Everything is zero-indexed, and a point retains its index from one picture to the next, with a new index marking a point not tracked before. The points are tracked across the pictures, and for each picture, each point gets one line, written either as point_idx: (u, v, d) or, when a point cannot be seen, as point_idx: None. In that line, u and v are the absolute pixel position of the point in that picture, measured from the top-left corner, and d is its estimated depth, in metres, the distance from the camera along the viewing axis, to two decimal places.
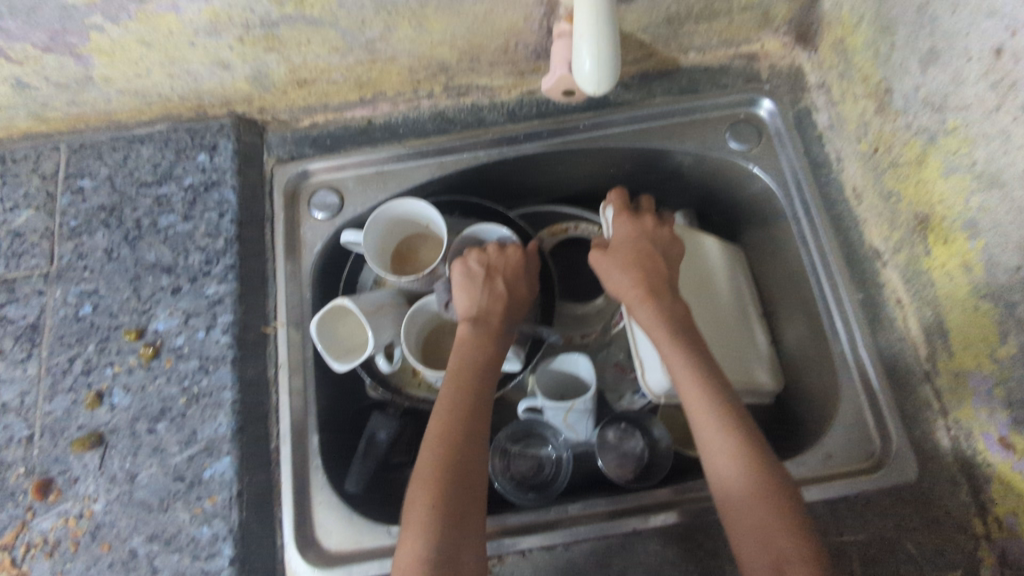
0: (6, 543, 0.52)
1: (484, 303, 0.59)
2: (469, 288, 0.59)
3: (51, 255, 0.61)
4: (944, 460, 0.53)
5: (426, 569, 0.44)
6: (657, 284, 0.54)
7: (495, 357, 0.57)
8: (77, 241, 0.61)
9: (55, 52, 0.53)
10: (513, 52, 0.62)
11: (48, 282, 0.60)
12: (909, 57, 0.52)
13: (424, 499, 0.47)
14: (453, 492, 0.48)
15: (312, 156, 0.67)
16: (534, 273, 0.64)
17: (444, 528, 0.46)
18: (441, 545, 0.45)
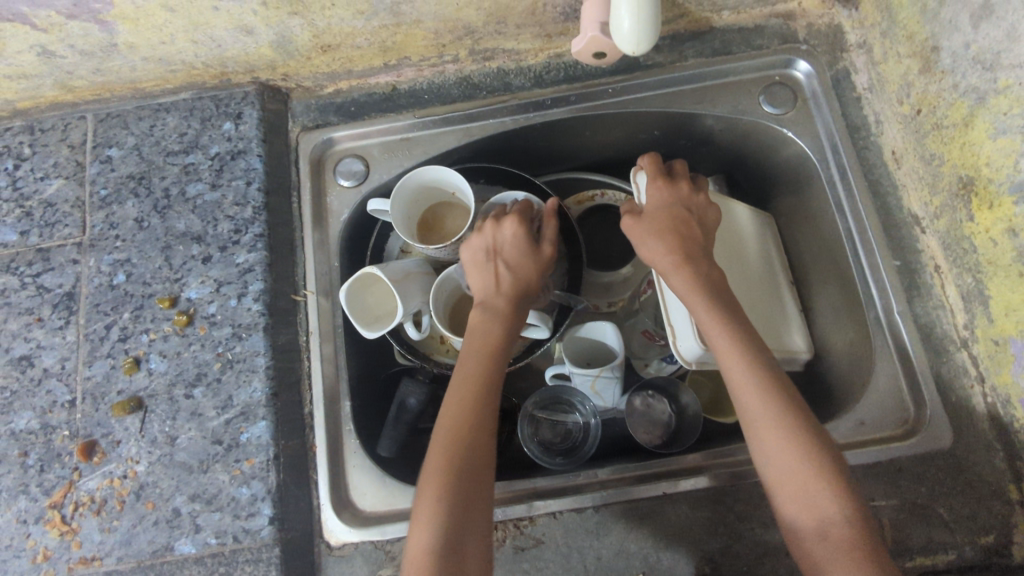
0: (55, 502, 0.54)
1: (489, 287, 0.57)
2: (476, 271, 0.58)
3: (84, 224, 0.62)
4: (979, 427, 0.52)
5: (432, 556, 0.45)
6: (692, 251, 0.53)
7: (502, 338, 0.55)
8: (108, 211, 0.62)
9: (80, 18, 0.53)
10: (541, 12, 0.60)
11: (81, 251, 0.61)
12: (959, 12, 0.49)
13: (434, 485, 0.48)
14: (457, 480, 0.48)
15: (337, 123, 0.67)
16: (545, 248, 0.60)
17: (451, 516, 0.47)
18: (444, 533, 0.46)
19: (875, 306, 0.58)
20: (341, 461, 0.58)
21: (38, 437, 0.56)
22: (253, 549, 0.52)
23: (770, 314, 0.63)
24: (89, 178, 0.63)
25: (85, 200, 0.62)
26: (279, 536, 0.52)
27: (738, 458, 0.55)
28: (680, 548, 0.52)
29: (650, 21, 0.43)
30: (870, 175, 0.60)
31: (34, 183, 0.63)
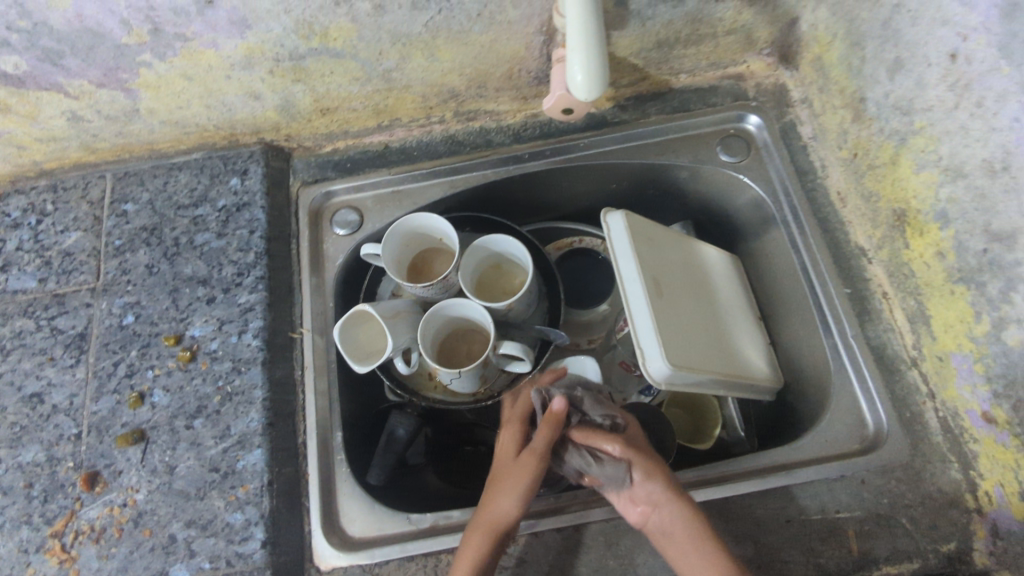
0: (56, 530, 0.56)
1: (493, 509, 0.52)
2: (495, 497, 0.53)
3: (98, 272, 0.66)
4: (934, 440, 0.56)
5: None
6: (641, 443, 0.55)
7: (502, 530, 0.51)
8: (121, 259, 0.67)
9: (109, 86, 0.60)
10: (516, 77, 0.68)
11: (94, 296, 0.65)
12: (877, 67, 0.57)
13: None
14: None
15: (334, 178, 0.73)
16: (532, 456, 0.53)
17: None
18: None
19: (831, 331, 0.62)
20: (332, 490, 0.61)
21: (43, 469, 0.58)
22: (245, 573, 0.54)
23: (737, 342, 0.67)
24: (104, 230, 0.68)
25: (100, 250, 0.67)
26: (271, 559, 0.54)
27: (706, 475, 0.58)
28: (656, 564, 0.53)
29: (598, 79, 0.50)
30: (819, 213, 0.66)
31: (54, 235, 0.68)
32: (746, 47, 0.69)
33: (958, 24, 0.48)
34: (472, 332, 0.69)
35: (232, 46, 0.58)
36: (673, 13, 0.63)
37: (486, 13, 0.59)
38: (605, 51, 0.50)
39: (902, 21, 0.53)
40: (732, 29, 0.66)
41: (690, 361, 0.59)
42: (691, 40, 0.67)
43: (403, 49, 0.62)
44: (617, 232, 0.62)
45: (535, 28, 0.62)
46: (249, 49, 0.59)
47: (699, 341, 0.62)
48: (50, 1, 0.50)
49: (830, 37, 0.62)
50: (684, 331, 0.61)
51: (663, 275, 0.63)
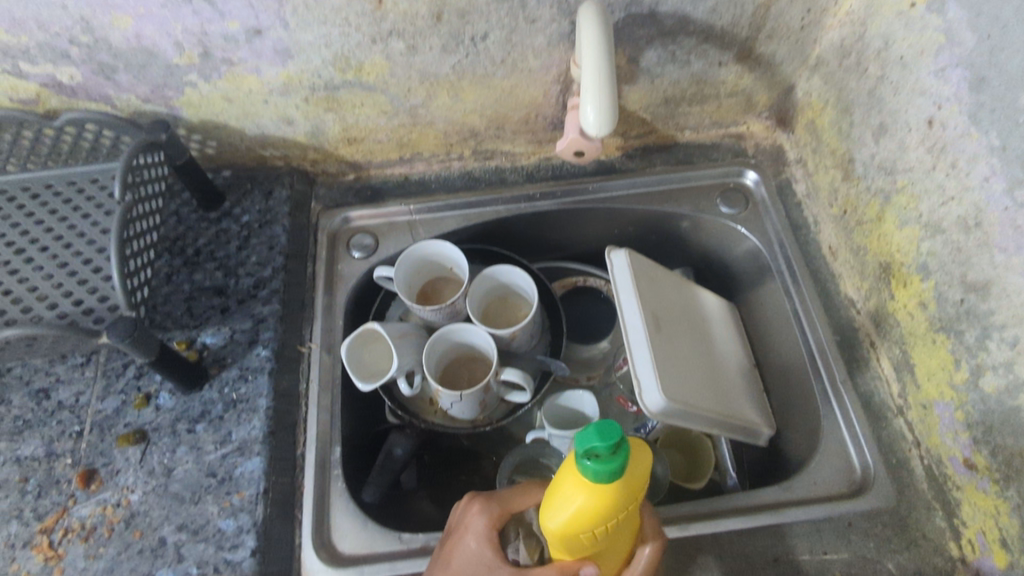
0: (45, 526, 0.56)
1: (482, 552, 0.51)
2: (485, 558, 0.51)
3: (49, 196, 0.62)
4: (919, 487, 0.58)
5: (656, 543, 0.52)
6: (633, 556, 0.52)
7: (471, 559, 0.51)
8: (89, 189, 0.62)
9: (154, 102, 0.64)
10: (533, 121, 0.73)
11: (40, 223, 0.60)
12: (864, 131, 0.62)
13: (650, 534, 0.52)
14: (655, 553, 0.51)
15: (354, 204, 0.77)
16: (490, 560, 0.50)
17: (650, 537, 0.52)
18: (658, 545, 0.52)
19: (821, 374, 0.65)
20: (326, 506, 0.62)
21: (41, 463, 0.59)
22: None
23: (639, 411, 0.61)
24: (65, 163, 0.64)
25: (55, 180, 0.63)
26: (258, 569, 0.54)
27: (694, 508, 0.59)
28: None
29: (610, 115, 0.54)
30: (811, 265, 0.70)
31: None
32: (747, 109, 0.76)
33: (935, 95, 0.53)
34: (475, 359, 0.72)
35: (273, 73, 0.62)
36: (680, 73, 0.69)
37: (509, 60, 0.64)
38: (614, 82, 0.54)
39: (886, 90, 0.59)
40: (734, 91, 0.72)
41: (685, 399, 0.61)
42: (696, 99, 0.73)
43: (431, 87, 0.66)
44: (620, 271, 0.66)
45: (552, 78, 0.67)
46: (289, 78, 0.63)
47: (695, 382, 0.64)
48: (113, 21, 0.55)
49: (822, 104, 0.68)
50: (683, 369, 0.63)
51: (661, 315, 0.65)
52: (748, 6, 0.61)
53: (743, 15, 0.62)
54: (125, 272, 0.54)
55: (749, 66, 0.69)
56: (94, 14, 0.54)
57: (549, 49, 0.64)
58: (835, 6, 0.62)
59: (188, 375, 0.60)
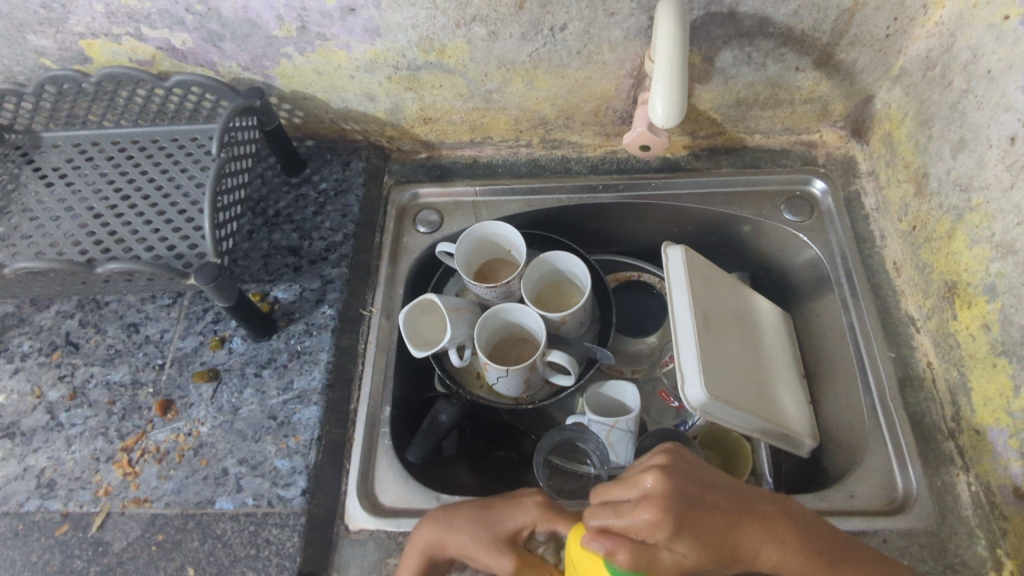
0: (126, 446, 0.62)
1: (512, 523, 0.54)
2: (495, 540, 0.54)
3: (155, 150, 0.69)
4: (965, 513, 0.56)
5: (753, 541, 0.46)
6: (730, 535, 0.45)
7: (508, 520, 0.54)
8: (189, 146, 0.69)
9: (252, 71, 0.69)
10: (603, 114, 0.75)
11: (145, 173, 0.67)
12: (942, 146, 0.61)
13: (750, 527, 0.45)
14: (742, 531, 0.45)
15: (423, 181, 0.81)
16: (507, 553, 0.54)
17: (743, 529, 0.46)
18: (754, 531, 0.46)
19: (871, 393, 0.64)
20: (372, 459, 0.66)
21: (127, 389, 0.65)
22: (282, 515, 0.58)
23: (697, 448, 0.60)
24: (170, 123, 0.70)
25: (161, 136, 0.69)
26: (307, 508, 0.59)
27: None
28: None
29: (677, 109, 0.55)
30: (872, 279, 0.68)
31: None
32: (821, 117, 0.75)
33: (1020, 111, 0.52)
34: (524, 340, 0.74)
35: (361, 50, 0.66)
36: (755, 75, 0.69)
37: (585, 52, 0.66)
38: (686, 77, 0.55)
39: (969, 105, 0.57)
40: (809, 97, 0.72)
41: (729, 396, 0.61)
42: (770, 103, 0.73)
43: (507, 73, 0.69)
44: (675, 266, 0.67)
45: (626, 71, 0.68)
46: (376, 55, 0.67)
47: (742, 381, 0.65)
48: None
49: (901, 116, 0.67)
50: (729, 368, 0.64)
51: (713, 311, 0.66)
52: (832, 11, 0.61)
53: (825, 20, 0.62)
54: (215, 221, 0.59)
55: (827, 73, 0.68)
56: None
57: (626, 43, 0.65)
58: (924, 16, 0.61)
59: (260, 324, 0.65)
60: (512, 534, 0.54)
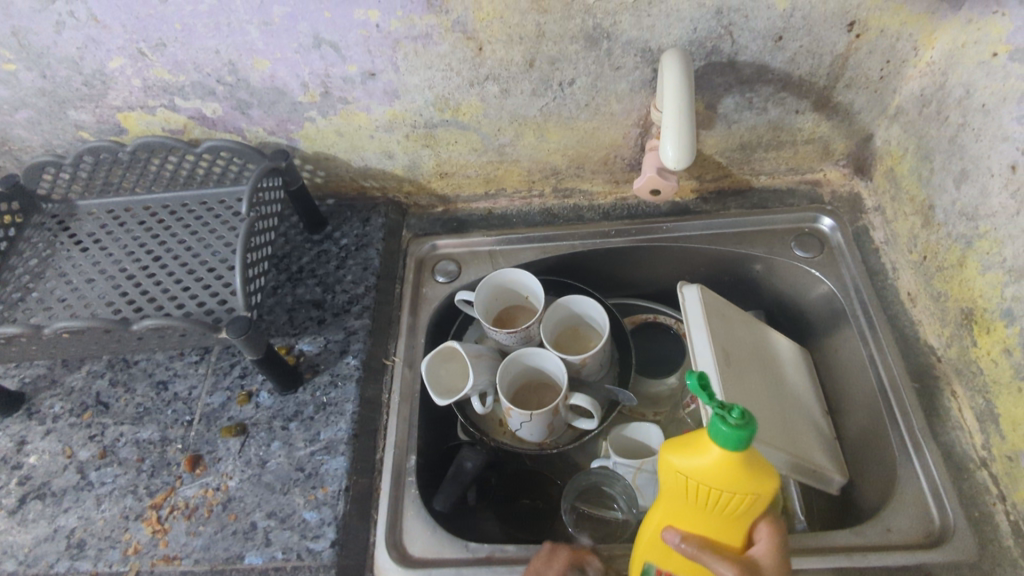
0: (156, 503, 0.62)
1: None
2: None
3: (185, 215, 0.72)
4: (1006, 543, 0.55)
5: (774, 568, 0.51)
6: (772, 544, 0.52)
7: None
8: (218, 209, 0.72)
9: (277, 135, 0.73)
10: (612, 162, 0.78)
11: (175, 235, 0.70)
12: (944, 177, 0.63)
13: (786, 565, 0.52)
14: None
15: (441, 233, 0.84)
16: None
17: None
18: None
19: (898, 422, 0.64)
20: (399, 509, 0.66)
21: (156, 446, 0.66)
22: (311, 568, 0.58)
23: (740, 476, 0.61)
24: (199, 187, 0.74)
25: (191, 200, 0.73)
26: (336, 560, 0.58)
27: None
28: None
29: (688, 152, 0.58)
30: (889, 311, 0.69)
31: None
32: (824, 156, 0.77)
33: (1018, 140, 0.54)
34: (545, 386, 0.75)
35: (381, 111, 0.70)
36: (757, 119, 0.72)
37: (593, 104, 0.69)
38: (694, 123, 0.58)
39: (967, 137, 0.60)
40: (810, 138, 0.74)
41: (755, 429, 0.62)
42: (773, 145, 0.75)
43: (519, 127, 0.72)
44: (692, 304, 0.69)
45: (633, 121, 0.72)
46: (394, 116, 0.71)
47: (767, 415, 0.65)
48: (255, 63, 0.64)
49: (902, 151, 0.69)
50: (753, 402, 0.64)
51: (732, 347, 0.67)
52: (827, 57, 0.64)
53: (821, 65, 0.65)
54: (245, 277, 0.62)
55: (826, 114, 0.71)
56: (240, 58, 0.63)
57: (632, 94, 0.68)
58: (915, 57, 0.64)
59: (288, 377, 0.66)
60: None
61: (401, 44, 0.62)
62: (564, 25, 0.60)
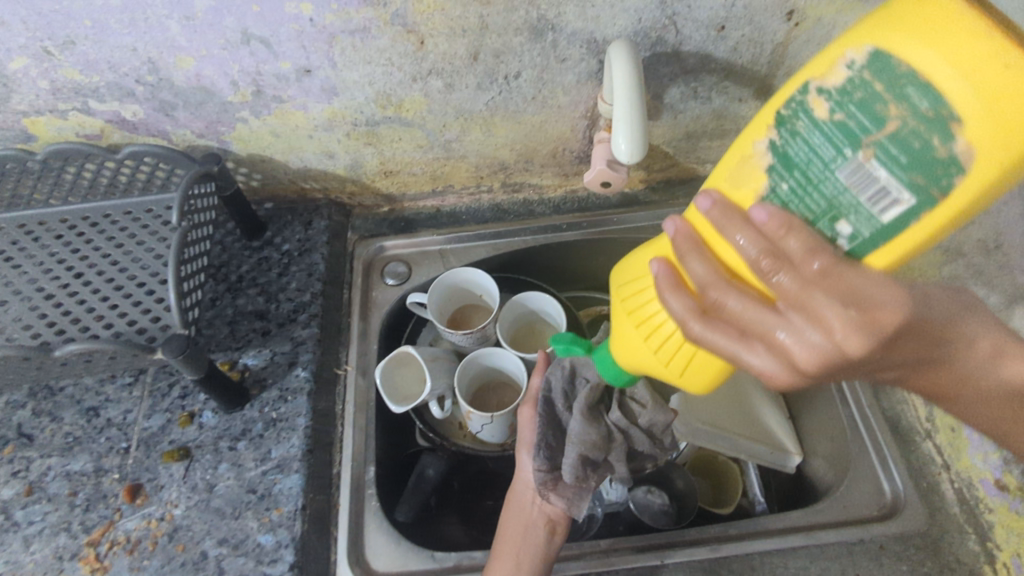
0: (93, 539, 0.58)
1: (519, 491, 0.62)
2: (519, 511, 0.61)
3: (107, 226, 0.66)
4: (950, 510, 0.59)
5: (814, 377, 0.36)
6: (799, 298, 0.34)
7: (518, 490, 0.62)
8: (145, 218, 0.67)
9: (207, 137, 0.69)
10: (561, 155, 0.77)
11: (99, 249, 0.64)
12: None
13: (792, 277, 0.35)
14: (823, 283, 0.33)
15: (388, 234, 0.82)
16: (513, 522, 0.60)
17: (820, 286, 0.33)
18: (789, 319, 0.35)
19: (847, 401, 0.67)
20: (361, 524, 0.63)
21: (89, 478, 0.61)
22: None
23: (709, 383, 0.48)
24: (123, 197, 0.68)
25: (115, 209, 0.67)
26: None
27: (718, 528, 0.60)
28: None
29: (641, 144, 0.58)
30: None
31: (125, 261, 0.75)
32: None
33: None
34: (504, 385, 0.74)
35: (319, 109, 0.67)
36: (702, 108, 0.72)
37: (539, 97, 0.68)
38: (644, 115, 0.58)
39: None
40: None
41: (705, 419, 0.68)
42: (717, 134, 0.76)
43: (465, 123, 0.70)
44: None
45: (581, 114, 0.71)
46: (333, 114, 0.67)
47: (717, 406, 0.70)
48: (178, 61, 0.59)
49: None
50: (701, 394, 0.70)
51: None
52: (767, 45, 0.65)
53: (762, 53, 0.66)
54: (180, 292, 0.58)
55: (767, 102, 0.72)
56: (161, 56, 0.59)
57: (578, 86, 0.67)
58: None
59: (232, 394, 0.63)
60: (524, 502, 0.61)
61: (338, 38, 0.59)
62: (507, 17, 0.59)
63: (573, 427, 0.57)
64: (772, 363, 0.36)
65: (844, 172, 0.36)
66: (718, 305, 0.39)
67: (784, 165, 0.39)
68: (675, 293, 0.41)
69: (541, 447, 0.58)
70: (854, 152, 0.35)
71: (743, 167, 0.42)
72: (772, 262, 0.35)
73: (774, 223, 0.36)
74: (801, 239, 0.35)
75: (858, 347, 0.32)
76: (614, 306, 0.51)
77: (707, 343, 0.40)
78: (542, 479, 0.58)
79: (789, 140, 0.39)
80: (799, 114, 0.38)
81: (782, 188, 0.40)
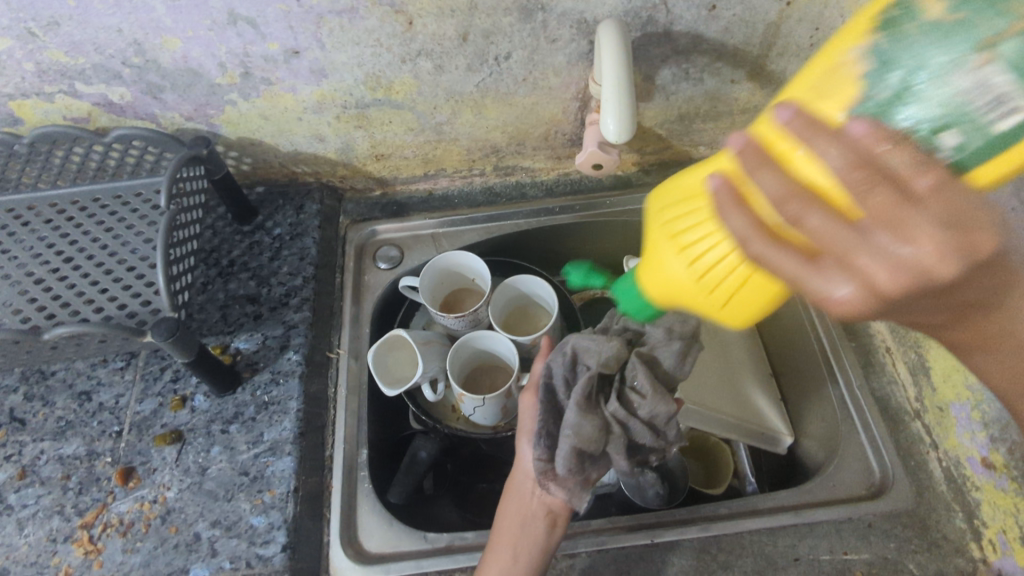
0: (86, 522, 0.58)
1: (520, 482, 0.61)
2: (519, 503, 0.60)
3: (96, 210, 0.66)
4: (938, 489, 0.59)
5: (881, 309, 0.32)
6: (889, 217, 0.28)
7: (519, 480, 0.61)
8: (133, 201, 0.66)
9: (196, 120, 0.68)
10: (552, 138, 0.76)
11: (87, 233, 0.64)
12: None
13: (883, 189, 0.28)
14: (918, 198, 0.28)
15: (381, 218, 0.82)
16: (513, 513, 0.59)
17: (917, 203, 0.28)
18: (873, 239, 0.29)
19: (837, 382, 0.67)
20: (354, 506, 0.64)
21: (82, 462, 0.61)
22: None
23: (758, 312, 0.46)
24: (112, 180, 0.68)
25: (104, 193, 0.67)
26: (289, 564, 0.56)
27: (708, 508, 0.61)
28: None
29: (630, 123, 0.57)
30: None
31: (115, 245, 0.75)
32: None
33: None
34: (496, 368, 0.74)
35: (308, 91, 0.66)
36: (694, 90, 0.72)
37: (530, 79, 0.68)
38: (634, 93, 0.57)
39: None
40: (745, 107, 0.75)
41: (702, 400, 0.68)
42: (709, 116, 0.76)
43: (455, 105, 0.70)
44: None
45: (572, 95, 0.70)
46: (323, 96, 0.67)
47: (712, 387, 0.70)
48: (163, 43, 0.59)
49: None
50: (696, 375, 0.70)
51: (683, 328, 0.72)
52: (759, 25, 0.64)
53: (754, 33, 0.65)
54: (169, 275, 0.57)
55: (760, 83, 0.72)
56: (146, 37, 0.58)
57: (569, 67, 0.67)
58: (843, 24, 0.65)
59: (224, 377, 0.63)
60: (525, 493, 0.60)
61: (325, 18, 0.58)
62: None
63: (568, 418, 0.56)
64: (844, 292, 0.31)
65: (958, 76, 0.30)
66: (795, 221, 0.31)
67: (880, 70, 0.32)
68: (737, 208, 0.35)
69: (541, 434, 0.57)
70: (974, 54, 0.29)
71: (833, 77, 0.35)
72: (860, 173, 0.28)
73: (873, 133, 0.29)
74: (906, 153, 0.28)
75: (950, 271, 0.28)
76: (651, 229, 0.47)
77: (766, 265, 0.34)
78: (542, 467, 0.57)
79: (898, 39, 0.32)
80: (904, 18, 0.32)
81: (875, 97, 0.32)
